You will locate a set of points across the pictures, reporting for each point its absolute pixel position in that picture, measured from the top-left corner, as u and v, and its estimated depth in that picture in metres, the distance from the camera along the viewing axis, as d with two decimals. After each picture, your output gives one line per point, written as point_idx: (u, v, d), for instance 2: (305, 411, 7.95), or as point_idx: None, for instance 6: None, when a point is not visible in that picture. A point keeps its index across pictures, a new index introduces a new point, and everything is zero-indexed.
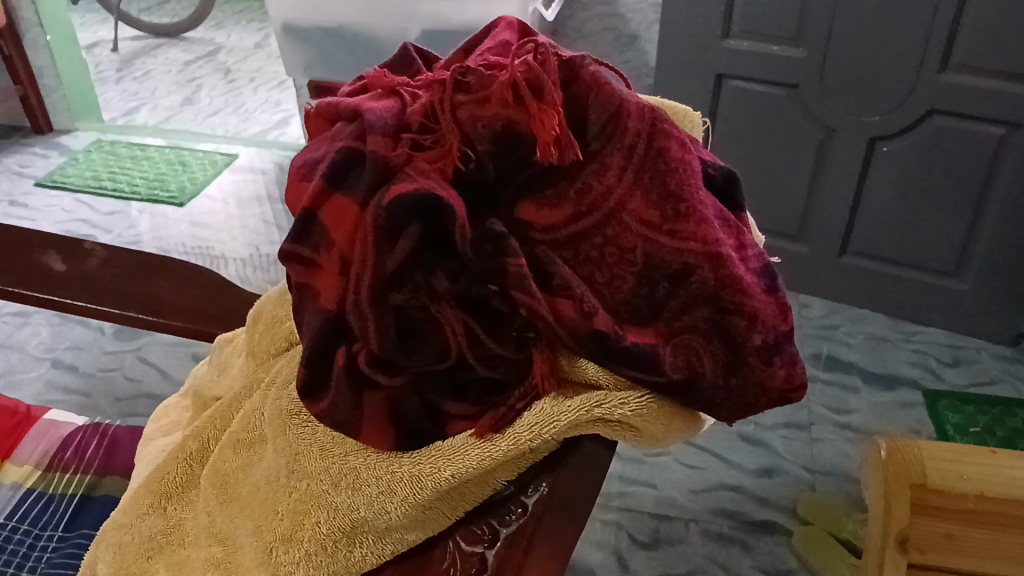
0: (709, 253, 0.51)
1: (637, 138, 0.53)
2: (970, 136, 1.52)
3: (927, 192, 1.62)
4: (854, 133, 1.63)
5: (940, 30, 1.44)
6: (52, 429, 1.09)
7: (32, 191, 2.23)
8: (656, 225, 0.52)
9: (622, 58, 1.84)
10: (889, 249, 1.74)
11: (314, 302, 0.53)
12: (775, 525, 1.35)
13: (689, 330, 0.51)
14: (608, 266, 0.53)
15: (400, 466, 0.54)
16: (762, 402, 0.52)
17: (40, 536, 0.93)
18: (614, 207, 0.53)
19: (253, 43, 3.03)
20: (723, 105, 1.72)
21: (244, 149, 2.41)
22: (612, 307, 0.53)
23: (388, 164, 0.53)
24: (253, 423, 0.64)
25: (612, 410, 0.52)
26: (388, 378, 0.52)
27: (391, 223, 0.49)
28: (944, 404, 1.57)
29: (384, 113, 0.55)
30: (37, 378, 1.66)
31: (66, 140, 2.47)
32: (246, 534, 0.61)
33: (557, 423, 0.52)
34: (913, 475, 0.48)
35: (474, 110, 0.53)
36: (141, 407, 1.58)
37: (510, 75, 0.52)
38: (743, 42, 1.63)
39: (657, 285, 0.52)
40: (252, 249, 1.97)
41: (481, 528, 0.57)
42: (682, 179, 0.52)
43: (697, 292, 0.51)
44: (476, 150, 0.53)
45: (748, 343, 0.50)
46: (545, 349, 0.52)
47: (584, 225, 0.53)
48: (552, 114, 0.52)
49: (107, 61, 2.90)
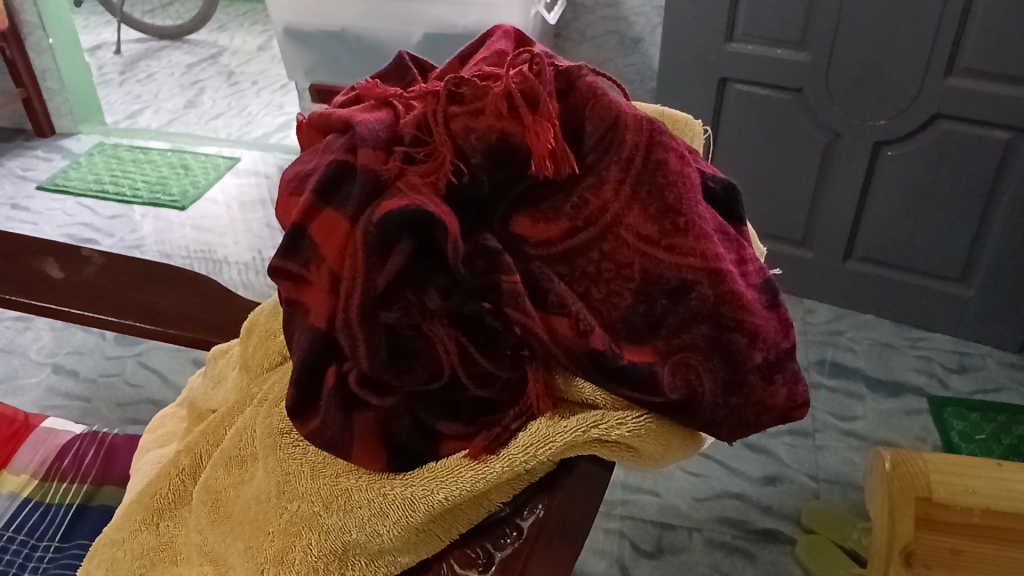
0: (709, 269, 0.50)
1: (634, 150, 0.53)
2: (977, 140, 1.51)
3: (932, 198, 1.61)
4: (858, 138, 1.61)
5: (946, 33, 1.43)
6: (49, 437, 1.08)
7: (34, 195, 2.22)
8: (654, 240, 0.51)
9: (626, 61, 1.83)
10: (895, 255, 1.72)
11: (304, 320, 0.52)
12: (779, 534, 1.33)
13: (688, 348, 0.50)
14: (605, 281, 0.52)
15: (392, 488, 0.52)
16: (764, 420, 0.51)
17: (37, 547, 0.92)
18: (611, 220, 0.52)
19: (257, 46, 3.04)
20: (726, 109, 1.70)
21: (247, 152, 2.41)
22: (608, 324, 0.51)
23: (379, 178, 0.52)
24: (245, 440, 0.63)
25: (609, 431, 0.50)
26: (379, 399, 0.51)
27: (380, 240, 0.48)
28: (950, 412, 1.56)
29: (376, 126, 0.54)
30: (38, 383, 1.65)
31: (69, 143, 2.46)
32: (236, 555, 0.59)
33: (552, 444, 0.50)
34: (919, 488, 0.44)
35: (468, 122, 0.53)
36: (144, 413, 1.57)
37: (505, 87, 0.52)
38: (747, 46, 1.62)
39: (656, 302, 0.51)
40: (254, 252, 1.96)
41: (475, 551, 0.55)
42: (681, 192, 0.52)
43: (697, 309, 0.50)
44: (469, 163, 0.53)
45: (749, 360, 0.49)
46: (539, 367, 0.51)
47: (580, 240, 0.52)
48: (547, 127, 0.51)
49: (110, 64, 2.90)
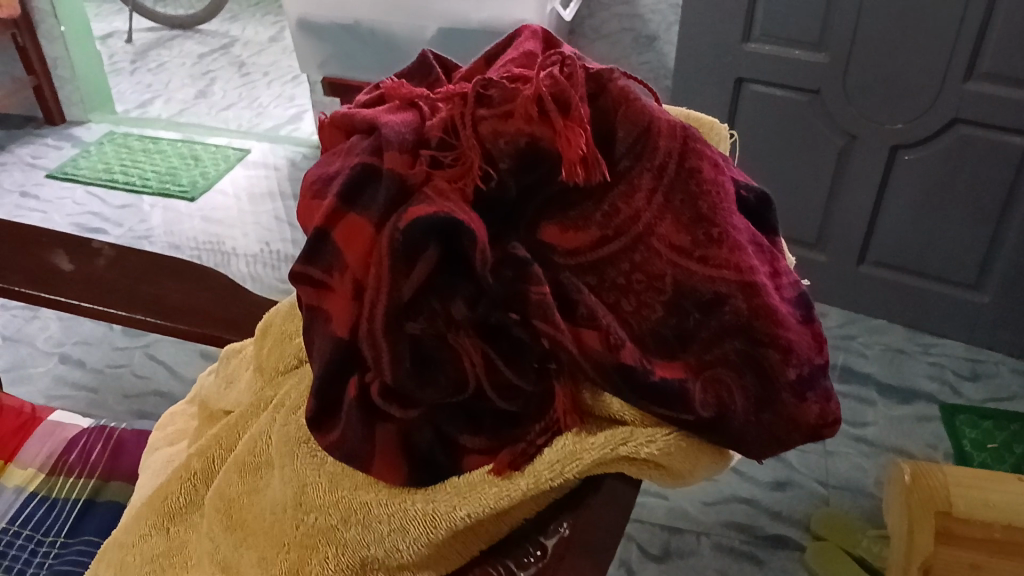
0: (743, 282, 0.48)
1: (668, 157, 0.51)
2: (995, 146, 1.49)
3: (948, 203, 1.59)
4: (874, 141, 1.59)
5: (967, 38, 1.41)
6: (57, 430, 1.07)
7: (44, 182, 2.21)
8: (687, 251, 0.49)
9: (640, 60, 1.81)
10: (909, 260, 1.70)
11: (326, 327, 0.51)
12: (788, 540, 1.32)
13: (720, 363, 0.49)
14: (635, 293, 0.50)
15: (413, 503, 0.51)
16: (795, 437, 0.49)
17: (43, 542, 0.91)
18: (642, 230, 0.50)
19: (268, 37, 3.02)
20: (742, 109, 1.68)
21: (257, 143, 2.39)
22: (638, 337, 0.50)
23: (405, 183, 0.50)
24: (260, 446, 0.61)
25: (637, 448, 0.48)
26: (401, 411, 0.49)
27: (406, 247, 0.47)
28: (962, 419, 1.54)
29: (402, 129, 0.53)
30: (46, 373, 1.64)
31: (79, 132, 2.45)
32: (250, 565, 0.58)
33: (580, 461, 0.48)
34: (938, 502, 0.51)
35: (496, 125, 0.51)
36: (151, 406, 1.56)
37: (535, 89, 0.51)
38: (764, 47, 1.60)
39: (687, 315, 0.49)
40: (263, 244, 1.95)
41: (496, 569, 0.53)
42: (714, 202, 0.50)
43: (729, 324, 0.48)
44: (497, 168, 0.51)
45: (781, 376, 0.48)
46: (567, 382, 0.49)
47: (610, 250, 0.51)
48: (579, 132, 0.50)
49: (121, 53, 2.89)
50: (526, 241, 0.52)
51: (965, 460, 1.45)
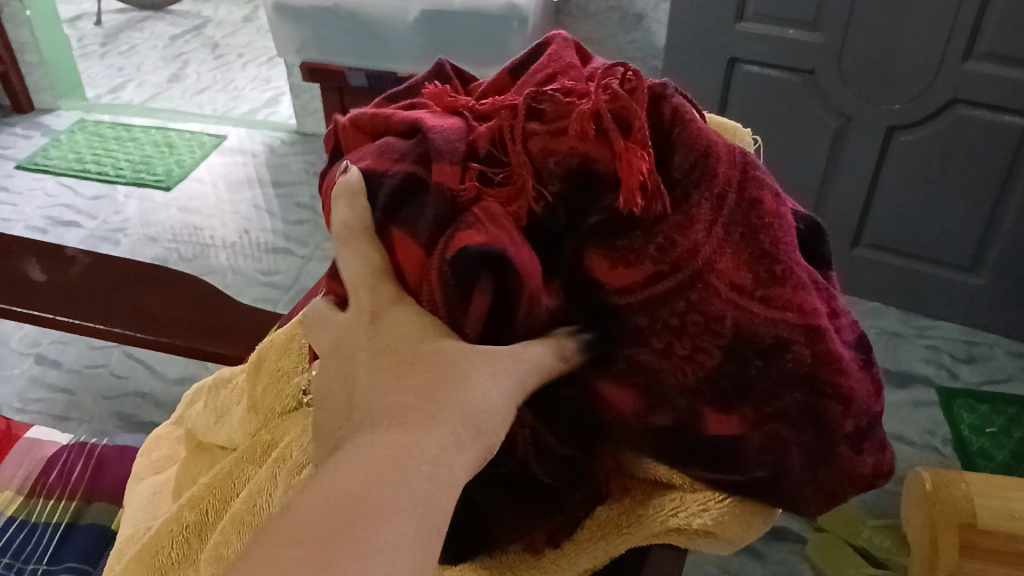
0: (806, 326, 0.44)
1: (727, 185, 0.47)
2: (995, 127, 1.44)
3: (945, 184, 1.54)
4: (870, 122, 1.55)
5: (966, 16, 1.36)
6: (34, 448, 1.01)
7: (13, 174, 2.13)
8: (749, 290, 0.45)
9: (629, 38, 1.75)
10: (905, 242, 1.66)
11: None
12: (788, 531, 1.26)
13: (781, 418, 0.45)
14: (690, 336, 0.45)
15: None
16: (850, 490, 0.47)
17: (23, 571, 0.85)
18: (701, 265, 0.45)
19: (241, 16, 2.93)
20: (735, 90, 1.63)
21: (233, 129, 2.32)
22: (689, 387, 0.45)
23: (455, 200, 0.46)
24: (259, 506, 0.57)
25: (690, 518, 0.48)
26: None
27: (460, 280, 0.44)
28: (959, 403, 1.51)
29: (451, 136, 0.50)
30: (20, 375, 1.57)
31: (49, 119, 2.36)
32: None
33: (625, 536, 0.50)
34: None
35: (548, 143, 0.47)
36: (129, 407, 1.49)
37: (593, 105, 0.47)
38: (758, 26, 1.54)
39: (749, 363, 0.45)
40: (242, 233, 1.89)
41: None
42: (776, 236, 0.46)
43: (792, 373, 0.44)
44: (549, 191, 0.47)
45: (840, 429, 0.45)
46: (607, 453, 0.51)
47: (663, 288, 0.45)
48: (641, 155, 0.45)
49: (91, 35, 2.79)
50: (568, 273, 0.48)
51: (964, 447, 1.42)
